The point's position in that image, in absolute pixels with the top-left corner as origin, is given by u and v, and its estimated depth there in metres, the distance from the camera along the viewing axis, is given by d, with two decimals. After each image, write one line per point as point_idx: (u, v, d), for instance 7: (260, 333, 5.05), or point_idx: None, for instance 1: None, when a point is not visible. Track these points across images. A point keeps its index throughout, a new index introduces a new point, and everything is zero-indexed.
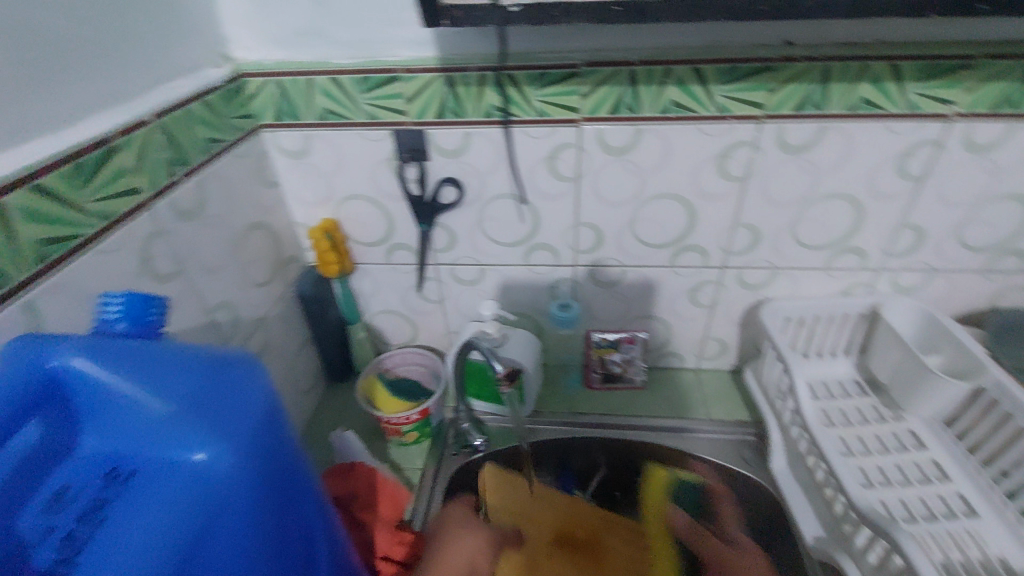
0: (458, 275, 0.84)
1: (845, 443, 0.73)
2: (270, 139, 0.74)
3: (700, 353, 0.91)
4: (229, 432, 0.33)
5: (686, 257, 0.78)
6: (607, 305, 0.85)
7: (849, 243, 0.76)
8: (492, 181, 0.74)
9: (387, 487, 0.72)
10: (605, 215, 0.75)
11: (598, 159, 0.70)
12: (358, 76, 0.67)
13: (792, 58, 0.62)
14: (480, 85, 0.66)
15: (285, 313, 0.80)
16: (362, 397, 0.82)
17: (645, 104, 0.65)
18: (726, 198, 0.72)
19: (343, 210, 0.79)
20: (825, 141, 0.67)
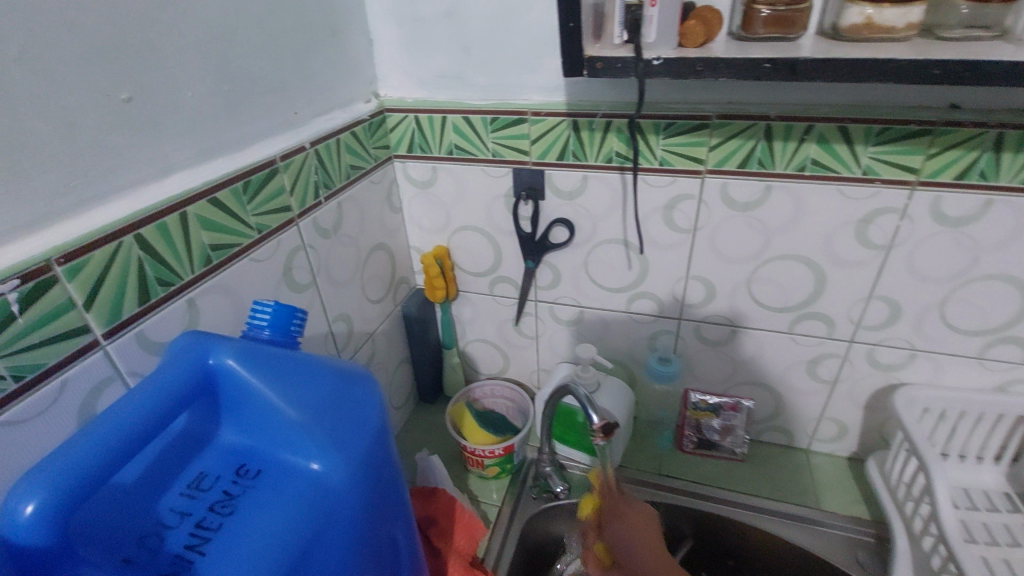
0: (557, 314, 0.84)
1: (990, 566, 0.62)
2: (400, 168, 0.80)
3: (812, 431, 0.82)
4: (349, 445, 0.37)
5: (807, 324, 0.72)
6: (710, 364, 0.80)
7: (1010, 333, 0.65)
8: (604, 226, 0.73)
9: (464, 517, 0.72)
10: (719, 270, 0.72)
11: (719, 213, 0.67)
12: (488, 116, 0.70)
13: (956, 123, 0.55)
14: (604, 131, 0.66)
15: (391, 331, 0.85)
16: (450, 421, 0.84)
17: (778, 161, 0.62)
18: (861, 266, 0.66)
19: (455, 240, 0.83)
20: (992, 215, 0.59)
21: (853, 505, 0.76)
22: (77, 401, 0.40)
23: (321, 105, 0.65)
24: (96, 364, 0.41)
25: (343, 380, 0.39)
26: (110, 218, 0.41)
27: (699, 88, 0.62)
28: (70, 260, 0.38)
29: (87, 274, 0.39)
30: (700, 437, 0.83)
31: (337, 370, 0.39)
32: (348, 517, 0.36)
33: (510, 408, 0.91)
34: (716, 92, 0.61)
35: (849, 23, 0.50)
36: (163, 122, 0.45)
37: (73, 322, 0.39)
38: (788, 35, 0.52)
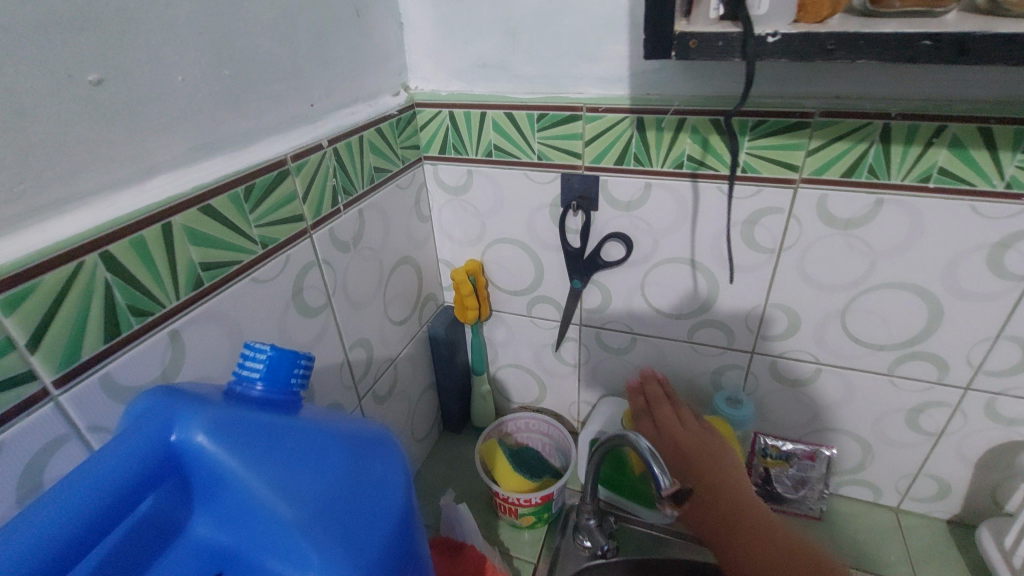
0: (604, 340, 0.73)
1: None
2: (431, 171, 0.70)
3: (905, 490, 0.70)
4: (362, 553, 0.27)
5: (913, 366, 0.60)
6: (784, 406, 0.69)
7: None
8: (666, 242, 0.63)
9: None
10: (808, 300, 0.60)
11: (810, 231, 0.56)
12: (534, 113, 0.60)
13: None
14: (675, 131, 0.56)
15: (416, 354, 0.75)
16: (480, 460, 0.73)
17: (894, 169, 0.50)
18: (992, 300, 0.54)
19: (490, 254, 0.73)
20: None
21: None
22: (16, 471, 0.31)
23: (343, 97, 0.56)
24: (43, 422, 0.32)
25: (356, 450, 0.31)
26: (66, 233, 0.32)
27: (798, 76, 0.50)
28: (7, 288, 0.29)
29: (31, 305, 0.30)
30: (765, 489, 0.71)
31: (348, 438, 0.31)
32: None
33: (546, 445, 0.81)
34: (820, 82, 0.50)
35: None
36: (145, 109, 0.36)
37: (10, 368, 0.30)
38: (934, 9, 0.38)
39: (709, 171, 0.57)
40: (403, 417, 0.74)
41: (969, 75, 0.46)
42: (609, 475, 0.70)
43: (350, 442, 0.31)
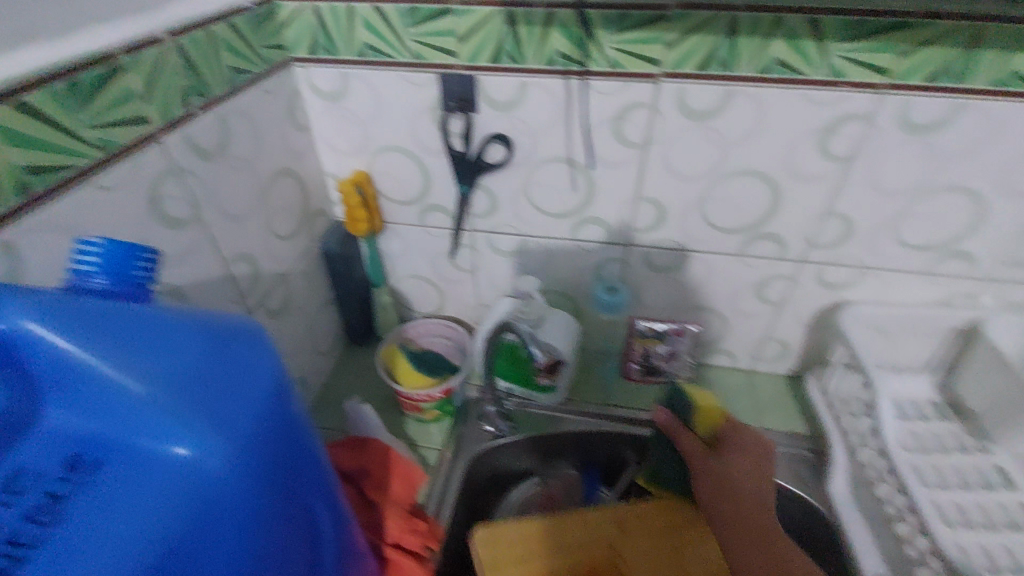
0: (496, 244, 0.76)
1: (925, 473, 0.63)
2: (302, 75, 0.65)
3: (756, 354, 0.81)
4: (224, 422, 0.30)
5: (760, 246, 0.68)
6: (657, 292, 0.76)
7: (957, 247, 0.65)
8: (545, 142, 0.64)
9: (400, 464, 0.68)
10: (673, 191, 0.65)
11: (672, 124, 0.60)
12: (405, 6, 0.58)
13: (935, 14, 0.50)
14: (545, 26, 0.56)
15: (310, 271, 0.74)
16: (382, 367, 0.77)
17: (742, 61, 0.55)
18: (815, 181, 0.62)
19: (376, 163, 0.71)
20: (959, 122, 0.55)
21: (793, 421, 0.76)
22: None
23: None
24: None
25: (216, 338, 0.31)
26: None
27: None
28: None
29: None
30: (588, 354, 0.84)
31: (207, 326, 0.31)
32: (232, 505, 0.31)
33: (448, 348, 0.84)
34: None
35: None
36: None
37: None
38: None
39: (580, 68, 0.58)
40: (301, 333, 0.74)
41: None
42: (502, 367, 0.76)
43: (210, 330, 0.31)
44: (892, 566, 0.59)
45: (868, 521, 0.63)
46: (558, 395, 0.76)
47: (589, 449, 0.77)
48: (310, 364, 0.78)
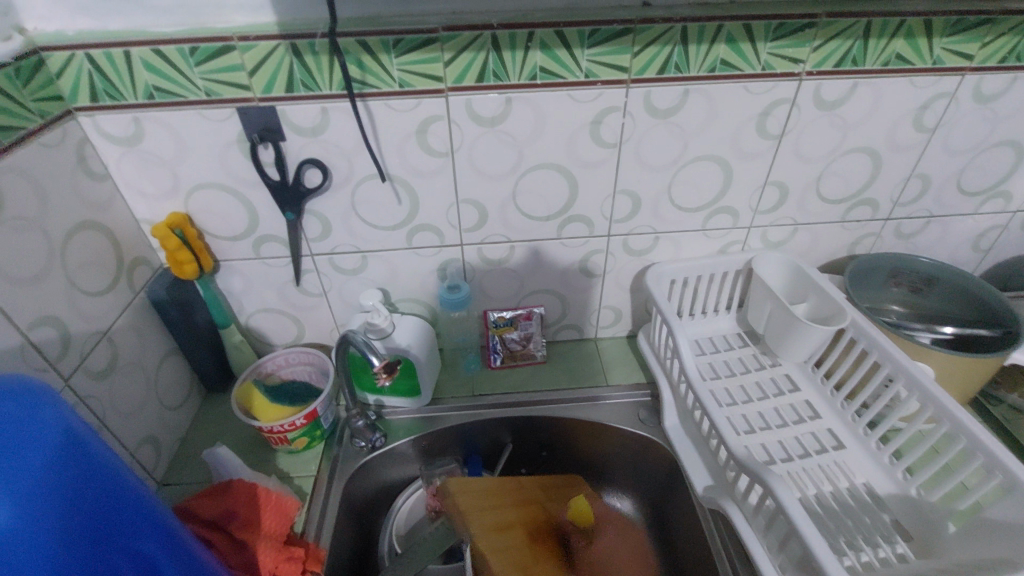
0: (338, 262, 1.07)
1: (728, 395, 1.09)
2: (90, 124, 0.85)
3: (568, 312, 1.22)
4: (6, 482, 0.43)
5: (574, 224, 1.07)
6: (494, 281, 1.14)
7: (722, 204, 1.08)
8: (355, 163, 0.93)
9: (272, 500, 0.85)
10: (466, 187, 0.99)
11: (470, 130, 0.92)
12: (185, 47, 0.79)
13: (643, 20, 0.83)
14: (326, 57, 0.81)
15: (134, 321, 0.94)
16: (238, 406, 0.98)
17: (507, 69, 0.85)
18: (602, 167, 0.99)
19: (191, 203, 0.95)
20: (691, 103, 0.93)
21: (635, 375, 1.20)
22: None
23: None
24: None
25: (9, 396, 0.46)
26: None
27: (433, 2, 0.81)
28: None
29: None
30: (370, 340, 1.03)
31: (5, 389, 0.47)
32: (29, 545, 0.44)
33: (311, 372, 1.12)
34: (403, 9, 0.82)
35: None
36: None
37: None
38: None
39: (367, 89, 0.85)
40: (144, 387, 0.95)
41: None
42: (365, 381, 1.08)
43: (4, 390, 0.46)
44: (713, 476, 0.96)
45: (694, 443, 1.01)
46: (420, 396, 1.10)
47: (464, 436, 1.14)
48: (158, 421, 0.99)
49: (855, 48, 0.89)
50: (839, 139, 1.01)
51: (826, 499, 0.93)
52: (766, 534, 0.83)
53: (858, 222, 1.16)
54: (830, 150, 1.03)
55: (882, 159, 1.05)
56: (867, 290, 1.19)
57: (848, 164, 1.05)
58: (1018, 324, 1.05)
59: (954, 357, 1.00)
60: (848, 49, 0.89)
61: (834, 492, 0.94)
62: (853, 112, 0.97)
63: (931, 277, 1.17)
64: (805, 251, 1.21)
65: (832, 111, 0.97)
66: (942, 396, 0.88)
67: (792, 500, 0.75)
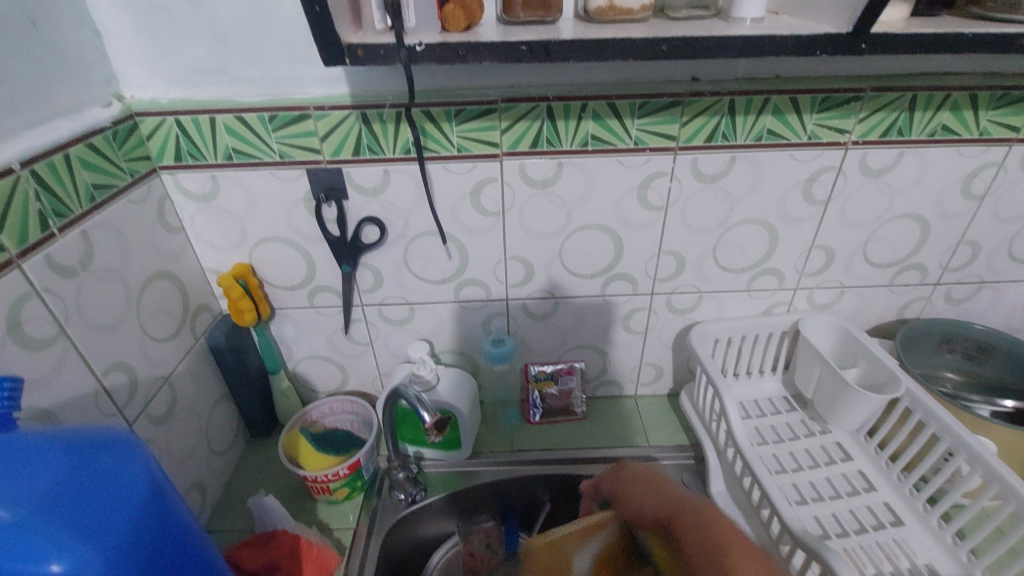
0: (387, 315, 0.80)
1: (778, 461, 0.74)
2: (170, 181, 0.69)
3: (636, 378, 0.91)
4: (101, 536, 0.33)
5: (762, 279, 0.79)
6: (540, 336, 0.84)
7: (912, 260, 0.78)
8: (460, 214, 0.71)
9: (312, 551, 0.65)
10: (534, 248, 0.75)
11: (688, 188, 0.70)
12: (266, 114, 0.64)
13: (916, 86, 0.64)
14: (530, 114, 0.64)
15: (197, 368, 0.73)
16: (284, 454, 0.74)
17: (740, 133, 0.66)
18: (857, 226, 0.74)
19: (256, 254, 0.74)
20: (902, 165, 0.70)
21: (676, 435, 0.86)
22: None
23: (36, 114, 0.53)
24: None
25: (80, 451, 0.35)
26: None
27: (566, 69, 0.63)
28: None
29: None
30: (546, 406, 0.87)
31: (85, 441, 0.35)
32: None
33: (353, 421, 0.84)
34: (546, 76, 0.63)
35: (595, 6, 0.53)
36: None
37: None
38: (546, 18, 0.55)
39: (560, 149, 0.67)
40: (195, 434, 0.72)
41: (788, 84, 0.64)
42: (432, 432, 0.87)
43: (77, 444, 0.35)
44: (763, 546, 0.67)
45: (740, 510, 0.71)
46: (462, 450, 0.80)
47: None
48: (207, 468, 0.75)
49: None
50: None
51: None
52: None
53: None
54: None
55: None
56: (932, 358, 0.80)
57: None
58: None
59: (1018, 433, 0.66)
60: None
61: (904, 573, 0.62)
62: None
63: (991, 347, 0.78)
64: (983, 311, 0.85)
65: None
66: (1013, 474, 0.59)
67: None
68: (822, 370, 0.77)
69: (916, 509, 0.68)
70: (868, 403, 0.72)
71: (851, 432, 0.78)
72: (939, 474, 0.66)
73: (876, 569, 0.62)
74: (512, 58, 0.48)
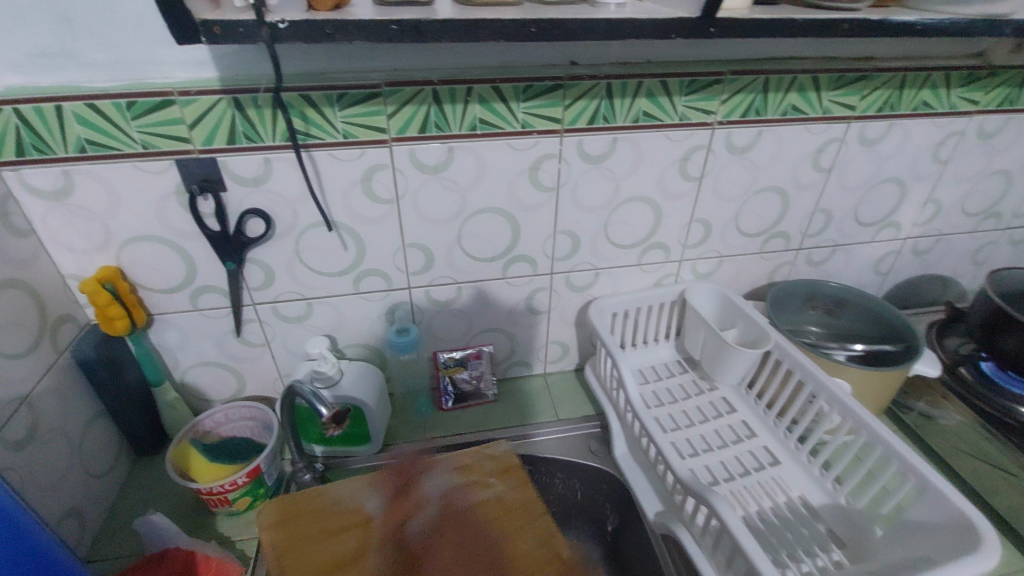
0: (283, 312, 0.77)
1: (673, 420, 0.80)
2: (12, 178, 0.61)
3: (544, 357, 0.93)
4: None
5: (652, 254, 0.85)
6: (446, 323, 0.85)
7: (778, 228, 0.87)
8: (351, 203, 0.70)
9: (211, 564, 0.61)
10: (432, 234, 0.75)
11: (576, 168, 0.73)
12: (122, 100, 0.59)
13: (767, 70, 0.71)
14: (415, 98, 0.64)
15: (63, 386, 0.66)
16: (172, 468, 0.69)
17: (619, 115, 0.70)
18: (729, 200, 0.82)
19: (126, 256, 0.68)
20: (762, 142, 0.77)
21: (584, 407, 0.90)
22: None
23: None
24: None
25: None
26: None
27: (447, 53, 0.63)
28: None
29: None
30: (457, 392, 0.88)
31: None
32: None
33: (253, 427, 0.79)
34: (428, 60, 0.63)
35: None
36: None
37: None
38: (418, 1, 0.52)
39: (448, 134, 0.67)
40: (65, 459, 0.65)
41: (658, 69, 0.68)
42: (310, 432, 0.78)
43: None
44: (662, 499, 0.72)
45: (641, 470, 0.76)
46: (373, 443, 0.79)
47: None
48: (84, 494, 0.68)
49: (889, 95, 0.77)
50: (873, 171, 0.85)
51: (779, 510, 0.69)
52: (714, 556, 0.63)
53: (883, 272, 0.99)
54: (867, 178, 0.85)
55: (910, 189, 0.88)
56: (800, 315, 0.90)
57: (879, 194, 0.88)
58: (907, 323, 0.82)
59: (867, 372, 0.75)
60: (882, 98, 0.77)
61: (780, 506, 0.70)
62: (888, 148, 0.83)
63: (845, 302, 0.89)
64: (840, 270, 0.96)
65: (872, 148, 0.82)
66: (861, 409, 0.68)
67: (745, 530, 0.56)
68: (706, 333, 0.84)
69: (791, 449, 0.76)
70: (747, 359, 0.79)
71: (736, 387, 0.85)
72: (806, 416, 0.75)
73: (757, 505, 0.69)
74: (382, 38, 0.47)
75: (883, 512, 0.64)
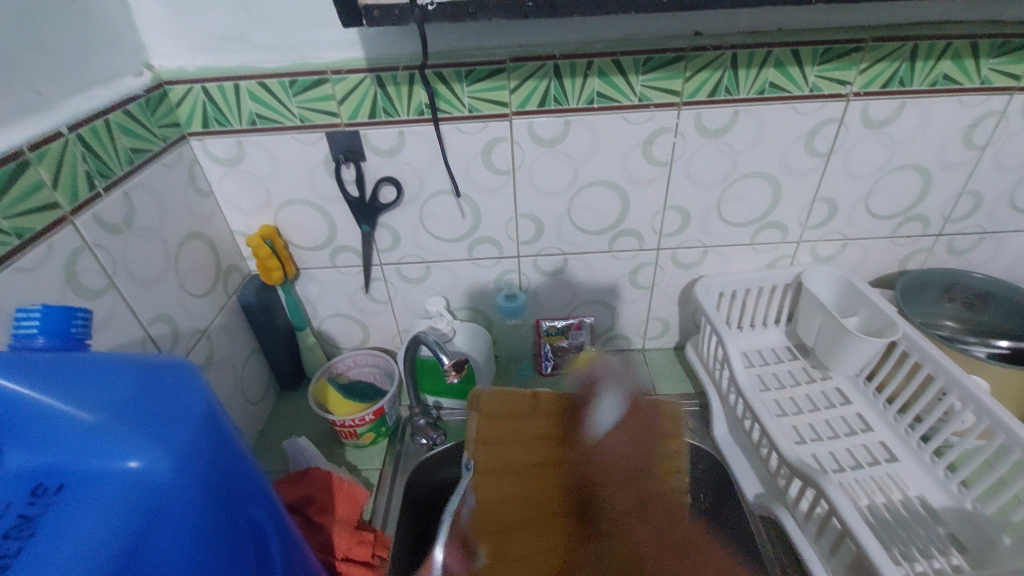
0: (405, 273, 0.85)
1: (779, 405, 0.78)
2: (199, 147, 0.73)
3: (643, 332, 0.95)
4: (166, 441, 0.37)
5: (767, 233, 0.82)
6: (550, 292, 0.88)
7: (915, 211, 0.80)
8: (471, 173, 0.75)
9: (343, 488, 0.70)
10: (543, 204, 0.78)
11: (692, 142, 0.72)
12: (286, 78, 0.67)
13: (916, 36, 0.65)
14: (538, 72, 0.66)
15: (230, 323, 0.79)
16: (314, 401, 0.81)
17: (742, 87, 0.68)
18: (858, 178, 0.76)
19: (282, 216, 0.79)
20: (904, 116, 0.71)
21: (682, 385, 0.90)
22: None
23: (74, 83, 0.57)
24: None
25: (147, 374, 0.39)
26: None
27: (571, 28, 0.65)
28: None
29: None
30: (556, 359, 0.91)
31: (150, 362, 0.40)
32: (180, 512, 0.38)
33: (376, 374, 0.89)
34: (552, 34, 0.66)
35: None
36: None
37: None
38: None
39: (565, 107, 0.69)
40: (232, 384, 0.78)
41: (790, 36, 0.65)
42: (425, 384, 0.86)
43: (143, 367, 0.39)
44: (762, 481, 0.71)
45: (741, 452, 0.75)
46: None
47: None
48: (242, 416, 0.81)
49: None
50: None
51: (894, 507, 0.66)
52: (816, 542, 0.62)
53: None
54: None
55: None
56: (934, 308, 0.83)
57: None
58: None
59: (1010, 371, 0.69)
60: None
61: (895, 503, 0.66)
62: None
63: (991, 296, 0.80)
64: (988, 260, 0.87)
65: None
66: (1003, 411, 0.61)
67: (855, 518, 0.55)
68: (822, 319, 0.80)
69: (911, 448, 0.72)
70: (868, 349, 0.75)
71: (851, 378, 0.81)
72: (933, 412, 0.69)
73: (869, 500, 0.66)
74: (517, 15, 0.51)
75: (1014, 521, 0.58)
